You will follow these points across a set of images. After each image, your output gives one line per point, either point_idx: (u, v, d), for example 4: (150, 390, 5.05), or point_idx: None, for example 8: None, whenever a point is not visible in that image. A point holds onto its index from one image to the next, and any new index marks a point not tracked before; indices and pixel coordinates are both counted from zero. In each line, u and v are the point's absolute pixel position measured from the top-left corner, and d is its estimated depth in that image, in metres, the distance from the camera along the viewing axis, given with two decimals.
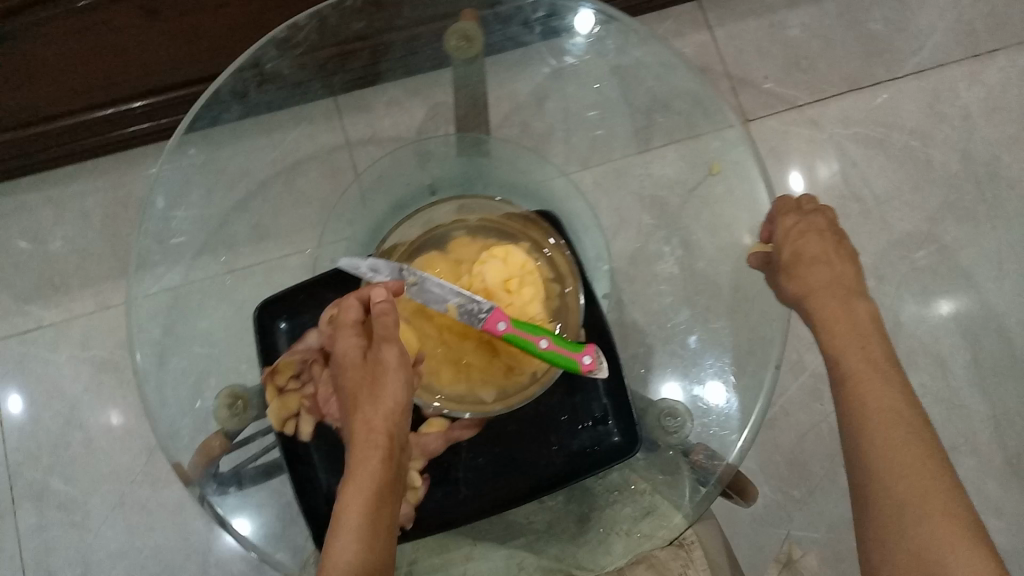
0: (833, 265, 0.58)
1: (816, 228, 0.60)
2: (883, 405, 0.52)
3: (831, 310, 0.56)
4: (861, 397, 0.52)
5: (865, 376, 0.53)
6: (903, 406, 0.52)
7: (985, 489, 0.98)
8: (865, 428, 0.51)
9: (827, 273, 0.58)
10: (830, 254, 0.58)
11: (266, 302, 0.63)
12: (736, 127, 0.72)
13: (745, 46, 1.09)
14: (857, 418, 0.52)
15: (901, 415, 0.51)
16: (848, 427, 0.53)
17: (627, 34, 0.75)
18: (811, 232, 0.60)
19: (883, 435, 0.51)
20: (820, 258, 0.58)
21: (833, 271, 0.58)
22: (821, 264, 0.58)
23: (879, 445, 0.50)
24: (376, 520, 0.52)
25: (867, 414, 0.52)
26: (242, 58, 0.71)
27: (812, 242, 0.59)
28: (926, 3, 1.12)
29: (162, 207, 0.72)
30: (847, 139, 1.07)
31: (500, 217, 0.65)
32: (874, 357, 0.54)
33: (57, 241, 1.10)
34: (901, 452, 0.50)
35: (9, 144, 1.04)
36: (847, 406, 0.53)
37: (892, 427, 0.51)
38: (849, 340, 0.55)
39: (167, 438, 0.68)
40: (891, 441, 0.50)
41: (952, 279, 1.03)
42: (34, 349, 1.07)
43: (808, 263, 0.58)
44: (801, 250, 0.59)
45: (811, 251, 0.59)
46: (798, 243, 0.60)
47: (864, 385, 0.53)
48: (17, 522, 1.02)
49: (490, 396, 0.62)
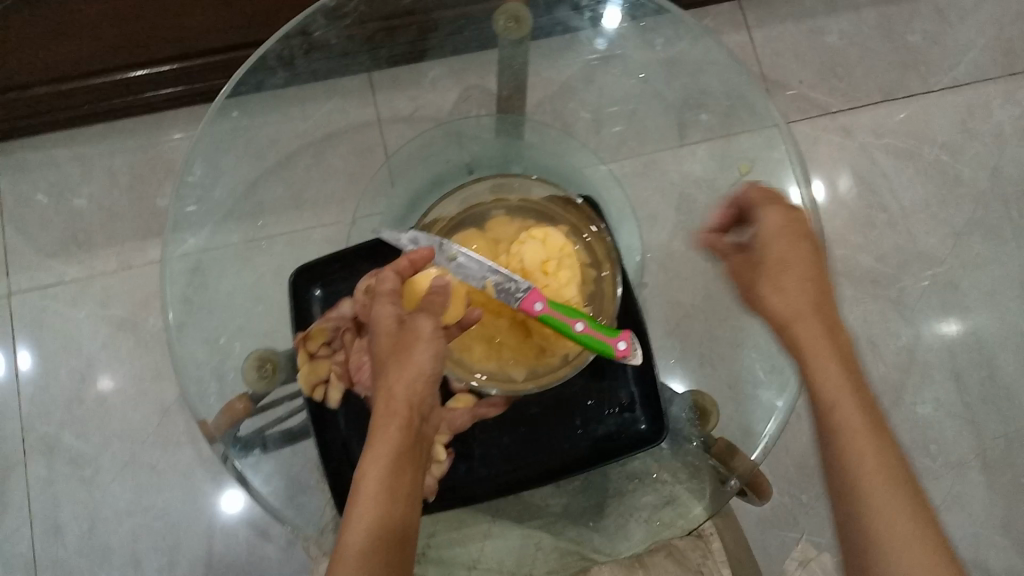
0: (814, 281, 0.55)
1: (798, 237, 0.56)
2: (865, 441, 0.49)
3: (812, 338, 0.52)
4: (845, 433, 0.50)
5: (853, 409, 0.50)
6: (883, 444, 0.49)
7: (993, 507, 0.98)
8: (848, 468, 0.49)
9: (808, 288, 0.54)
10: (810, 268, 0.55)
11: (303, 268, 0.64)
12: (779, 126, 0.73)
13: (781, 49, 1.09)
14: (843, 454, 0.49)
15: (882, 454, 0.49)
16: (833, 463, 0.50)
17: (677, 26, 0.75)
18: (793, 242, 0.56)
19: (869, 476, 0.48)
20: (802, 272, 0.55)
21: (815, 286, 0.54)
22: (803, 278, 0.54)
23: (862, 488, 0.48)
24: (396, 489, 0.51)
25: (853, 451, 0.49)
26: (290, 25, 0.72)
27: (796, 254, 0.55)
28: (966, 18, 1.12)
29: (202, 171, 0.73)
30: (878, 149, 1.08)
31: (541, 199, 0.65)
32: (859, 387, 0.51)
33: (83, 199, 1.10)
34: (886, 496, 0.48)
35: (41, 99, 1.04)
36: (832, 439, 0.50)
37: (877, 466, 0.48)
38: (835, 368, 0.52)
39: (194, 397, 0.69)
40: (878, 482, 0.48)
41: (974, 296, 1.04)
42: (55, 304, 1.08)
43: (789, 275, 0.55)
44: (783, 260, 0.55)
45: (794, 262, 0.55)
46: (778, 250, 0.56)
47: (848, 418, 0.50)
48: (26, 474, 1.03)
49: (521, 375, 0.62)
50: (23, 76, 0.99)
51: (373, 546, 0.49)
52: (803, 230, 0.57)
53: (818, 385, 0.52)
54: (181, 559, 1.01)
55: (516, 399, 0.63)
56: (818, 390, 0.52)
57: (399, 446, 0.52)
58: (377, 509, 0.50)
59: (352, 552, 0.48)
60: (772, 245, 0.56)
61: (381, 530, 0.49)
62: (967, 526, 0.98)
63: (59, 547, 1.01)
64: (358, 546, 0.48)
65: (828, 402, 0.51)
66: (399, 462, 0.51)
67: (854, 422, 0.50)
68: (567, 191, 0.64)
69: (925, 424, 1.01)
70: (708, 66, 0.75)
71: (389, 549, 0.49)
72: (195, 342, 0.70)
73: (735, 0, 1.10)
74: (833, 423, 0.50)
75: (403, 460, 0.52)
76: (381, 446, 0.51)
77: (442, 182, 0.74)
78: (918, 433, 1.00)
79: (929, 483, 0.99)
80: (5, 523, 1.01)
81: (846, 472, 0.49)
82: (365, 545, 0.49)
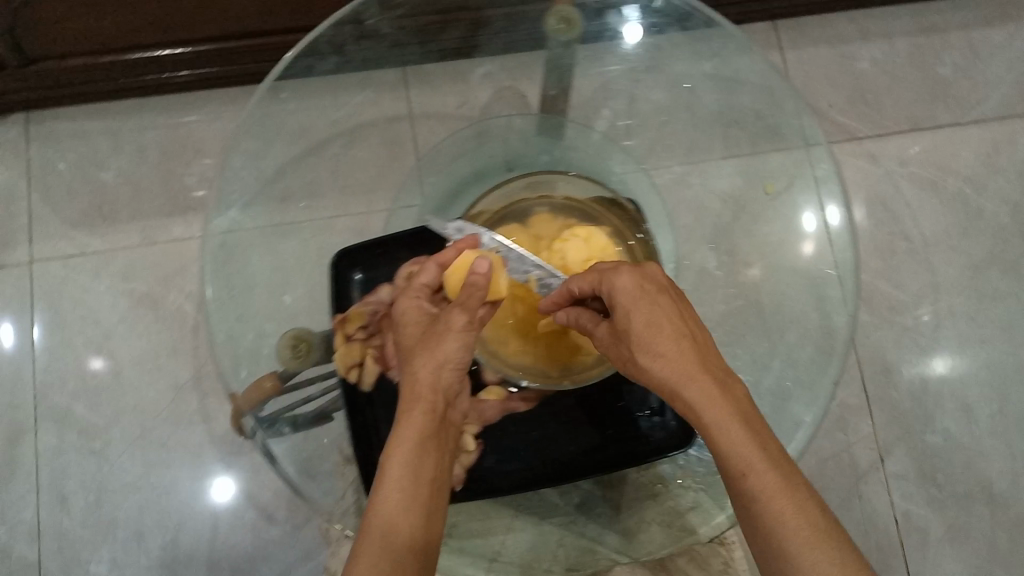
0: (688, 339, 0.53)
1: (662, 294, 0.55)
2: (763, 485, 0.48)
3: (700, 392, 0.51)
4: (766, 498, 0.48)
5: (763, 470, 0.48)
6: (778, 481, 0.48)
7: (997, 540, 1.02)
8: (754, 519, 0.48)
9: (684, 349, 0.53)
10: (674, 326, 0.54)
11: (346, 251, 0.64)
12: (824, 145, 0.74)
13: (814, 71, 1.12)
14: (767, 523, 0.48)
15: (782, 493, 0.48)
16: (761, 534, 0.48)
17: (727, 41, 0.76)
18: (660, 300, 0.55)
19: (796, 538, 0.47)
20: (675, 333, 0.53)
21: (688, 347, 0.53)
22: (678, 340, 0.53)
23: (793, 550, 0.47)
24: (421, 468, 0.52)
25: (777, 517, 0.47)
26: (344, 11, 0.74)
27: (667, 314, 0.54)
28: (997, 53, 1.15)
29: (250, 148, 0.75)
30: (904, 178, 1.10)
31: (586, 200, 0.66)
32: (761, 441, 0.50)
33: (110, 172, 1.11)
34: (820, 551, 0.46)
35: (77, 70, 1.04)
36: (753, 509, 0.48)
37: (785, 515, 0.47)
38: (739, 431, 0.49)
39: (226, 368, 0.70)
40: (805, 543, 0.47)
41: (988, 330, 1.07)
42: (75, 275, 1.08)
43: (667, 339, 0.53)
44: (658, 323, 0.54)
45: (667, 325, 0.54)
46: (644, 314, 0.54)
47: (754, 478, 0.48)
48: (37, 443, 1.03)
49: (554, 371, 0.65)
50: (62, 47, 1.00)
51: (397, 522, 0.50)
52: (659, 283, 0.56)
53: (727, 458, 0.49)
54: (185, 538, 1.01)
55: (547, 394, 0.65)
56: (726, 463, 0.50)
57: (424, 430, 0.54)
58: (402, 488, 0.51)
59: (377, 528, 0.50)
60: (636, 309, 0.54)
61: (407, 507, 0.51)
62: (969, 555, 1.01)
63: (63, 518, 1.01)
64: (385, 522, 0.50)
65: (738, 469, 0.49)
66: (423, 444, 0.53)
67: (768, 484, 0.48)
68: (613, 192, 0.65)
69: (933, 452, 1.04)
70: (760, 86, 0.76)
71: (414, 527, 0.50)
72: (232, 318, 0.71)
73: (772, 20, 1.13)
74: (749, 492, 0.48)
75: (427, 442, 0.54)
76: (406, 428, 0.54)
77: (485, 177, 0.76)
78: (925, 460, 1.04)
79: (934, 511, 1.02)
80: (11, 490, 1.01)
81: (775, 539, 0.47)
82: (391, 521, 0.50)
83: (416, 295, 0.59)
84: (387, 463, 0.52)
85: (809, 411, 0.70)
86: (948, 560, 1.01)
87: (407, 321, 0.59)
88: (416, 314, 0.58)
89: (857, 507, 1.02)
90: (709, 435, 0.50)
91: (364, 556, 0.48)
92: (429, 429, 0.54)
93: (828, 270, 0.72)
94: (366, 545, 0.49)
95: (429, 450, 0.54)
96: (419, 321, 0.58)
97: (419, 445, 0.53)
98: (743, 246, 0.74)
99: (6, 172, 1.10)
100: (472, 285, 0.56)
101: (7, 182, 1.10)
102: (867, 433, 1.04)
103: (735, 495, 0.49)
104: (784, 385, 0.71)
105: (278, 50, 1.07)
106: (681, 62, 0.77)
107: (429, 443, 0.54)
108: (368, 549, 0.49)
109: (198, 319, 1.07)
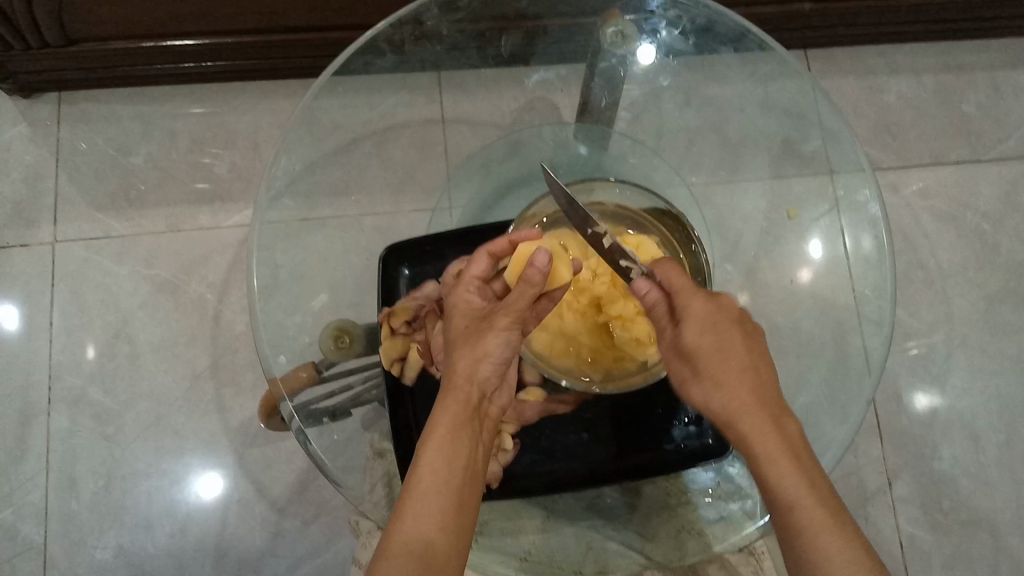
0: (752, 368, 0.54)
1: (731, 318, 0.55)
2: (823, 521, 0.49)
3: (759, 427, 0.51)
4: (811, 533, 0.49)
5: (814, 505, 0.49)
6: (840, 514, 0.49)
7: (1000, 570, 1.03)
8: (814, 553, 0.48)
9: (748, 377, 0.53)
10: (739, 357, 0.54)
11: (396, 247, 0.67)
12: (867, 171, 0.75)
13: (842, 100, 1.19)
14: (813, 559, 0.48)
15: (841, 523, 0.49)
16: (806, 569, 0.48)
17: (783, 67, 0.77)
18: (728, 325, 0.55)
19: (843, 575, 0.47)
20: (741, 361, 0.54)
21: (752, 375, 0.53)
22: (743, 367, 0.53)
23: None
24: (455, 456, 0.52)
25: (820, 554, 0.48)
26: (405, 11, 0.76)
27: (734, 339, 0.54)
28: (1019, 96, 1.21)
29: (298, 137, 0.76)
30: (923, 210, 1.16)
31: (636, 207, 0.66)
32: (812, 478, 0.50)
33: (140, 157, 1.12)
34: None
35: (118, 53, 1.05)
36: (800, 543, 0.49)
37: (842, 546, 0.48)
38: (793, 466, 0.50)
39: (266, 353, 0.70)
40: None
41: (1000, 363, 1.10)
42: (98, 257, 1.08)
43: (732, 367, 0.53)
44: (724, 345, 0.54)
45: (733, 352, 0.54)
46: (710, 341, 0.54)
47: (810, 511, 0.49)
48: (49, 423, 1.02)
49: (596, 376, 0.62)
50: (105, 30, 1.01)
51: (430, 506, 0.50)
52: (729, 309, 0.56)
53: (779, 490, 0.50)
54: (193, 528, 1.01)
55: (585, 399, 0.65)
56: (778, 495, 0.50)
57: (460, 418, 0.54)
58: (435, 473, 0.51)
59: (411, 512, 0.50)
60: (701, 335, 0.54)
61: (439, 493, 0.51)
62: None
63: (71, 501, 1.00)
64: (418, 505, 0.50)
65: (787, 502, 0.50)
66: (458, 432, 0.53)
67: (816, 520, 0.49)
68: (666, 202, 0.65)
69: (940, 480, 1.06)
70: (791, 110, 0.78)
71: (447, 513, 0.50)
72: (273, 306, 0.71)
73: (803, 49, 1.20)
74: (798, 526, 0.49)
75: (462, 431, 0.54)
76: (443, 416, 0.54)
77: (528, 181, 0.80)
78: (933, 489, 1.05)
79: (940, 539, 1.04)
80: (21, 471, 1.00)
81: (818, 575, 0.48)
82: (424, 505, 0.50)
83: (465, 284, 0.59)
84: (423, 449, 0.52)
85: (842, 430, 0.70)
86: None
87: (454, 311, 0.58)
88: (464, 304, 0.58)
89: (863, 529, 1.03)
90: (765, 467, 0.51)
91: (398, 538, 0.49)
92: (465, 419, 0.54)
93: (860, 292, 0.73)
94: (399, 527, 0.49)
95: (465, 439, 0.54)
96: (465, 312, 0.58)
97: (453, 433, 0.53)
98: (766, 275, 0.75)
99: (36, 151, 1.11)
100: (527, 279, 0.55)
101: (36, 161, 1.10)
102: (875, 458, 1.06)
103: (784, 527, 0.50)
104: (818, 403, 0.71)
105: (318, 47, 1.09)
106: (733, 82, 0.79)
107: (464, 432, 0.54)
108: (402, 532, 0.49)
109: (219, 309, 1.08)
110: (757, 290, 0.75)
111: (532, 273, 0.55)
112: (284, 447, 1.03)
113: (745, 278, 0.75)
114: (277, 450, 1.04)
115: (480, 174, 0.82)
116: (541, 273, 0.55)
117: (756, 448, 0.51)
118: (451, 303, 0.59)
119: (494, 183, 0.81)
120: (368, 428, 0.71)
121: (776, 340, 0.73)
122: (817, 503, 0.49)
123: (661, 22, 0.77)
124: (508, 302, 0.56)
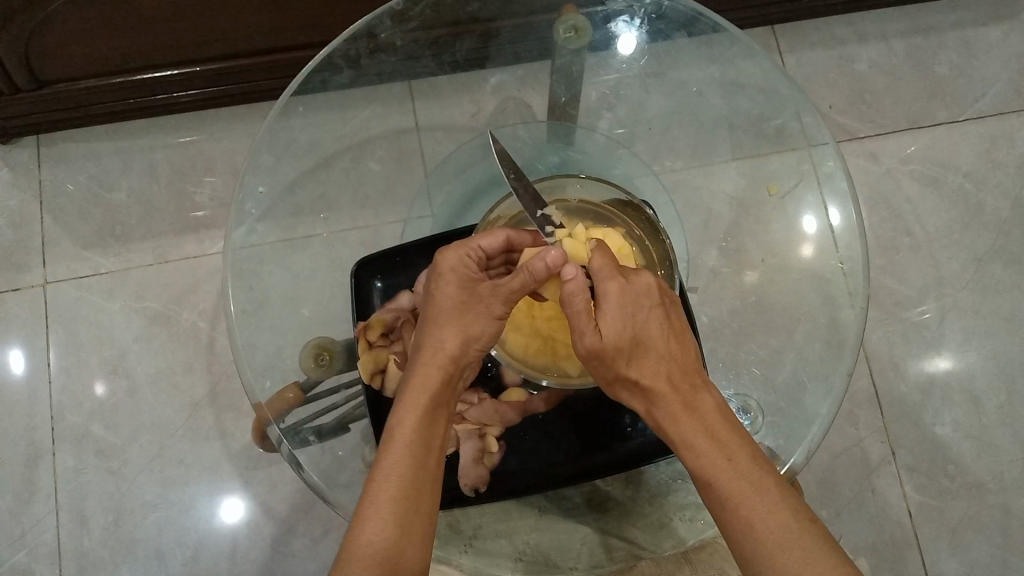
0: (667, 351, 0.55)
1: (649, 303, 0.55)
2: (740, 493, 0.51)
3: (672, 410, 0.54)
4: (731, 501, 0.51)
5: (730, 479, 0.51)
6: (765, 476, 0.52)
7: (1011, 530, 1.03)
8: (734, 522, 0.51)
9: (664, 363, 0.55)
10: (657, 341, 0.55)
11: (367, 260, 0.68)
12: (832, 144, 0.74)
13: (812, 73, 1.19)
14: (734, 531, 0.51)
15: (762, 484, 0.51)
16: (733, 536, 0.51)
17: (737, 47, 0.77)
18: (648, 309, 0.55)
19: (765, 545, 0.49)
20: (655, 349, 0.55)
21: (669, 359, 0.55)
22: (659, 355, 0.55)
23: (766, 554, 0.49)
24: (429, 435, 0.54)
25: (743, 524, 0.50)
26: (357, 26, 0.76)
27: (653, 323, 0.55)
28: (991, 52, 1.20)
29: (267, 161, 0.76)
30: (905, 175, 1.15)
31: (601, 201, 0.66)
32: (731, 452, 0.52)
33: (122, 192, 1.13)
34: (794, 554, 0.49)
35: (87, 91, 1.06)
36: (723, 514, 0.51)
37: (763, 514, 0.50)
38: (706, 444, 0.52)
39: (249, 378, 0.70)
40: (777, 545, 0.49)
41: (994, 320, 1.10)
42: (89, 295, 1.09)
43: (648, 355, 0.55)
44: (641, 334, 0.54)
45: (645, 340, 0.55)
46: (626, 328, 0.54)
47: (728, 488, 0.51)
48: (55, 462, 1.03)
49: (574, 371, 0.63)
50: (73, 69, 1.02)
51: (407, 488, 0.51)
52: (648, 290, 0.56)
53: (700, 471, 0.52)
54: (204, 554, 1.01)
55: (565, 395, 0.65)
56: (701, 476, 0.52)
57: (438, 398, 0.55)
58: (412, 453, 0.52)
59: (387, 494, 0.50)
60: (614, 321, 0.54)
61: (413, 478, 0.51)
62: (985, 546, 1.02)
63: (83, 538, 1.01)
64: (393, 486, 0.51)
65: (708, 479, 0.52)
66: (434, 413, 0.54)
67: (736, 492, 0.51)
68: (627, 193, 0.66)
69: (942, 444, 1.05)
70: (765, 88, 0.77)
71: (421, 494, 0.51)
72: (255, 332, 0.72)
73: (770, 26, 1.20)
74: (722, 500, 0.51)
75: (437, 409, 0.55)
76: (419, 396, 0.54)
77: (499, 184, 0.80)
78: (937, 454, 1.05)
79: (948, 503, 1.03)
80: (31, 512, 1.02)
81: (738, 546, 0.50)
82: (400, 489, 0.51)
83: (466, 250, 0.57)
84: (399, 428, 0.53)
85: (825, 402, 0.69)
86: (966, 553, 1.02)
87: (446, 277, 0.57)
88: (459, 270, 0.57)
89: (870, 501, 1.03)
90: (681, 443, 0.53)
91: (371, 522, 0.50)
92: (441, 399, 0.55)
93: (844, 263, 0.72)
94: (375, 509, 0.50)
95: (438, 421, 0.55)
96: (458, 280, 0.57)
97: (423, 411, 0.54)
98: (751, 248, 0.75)
99: (20, 196, 1.12)
100: (531, 270, 0.55)
101: (22, 205, 1.12)
102: (877, 428, 1.06)
103: (708, 503, 0.52)
104: (800, 377, 0.71)
105: (286, 68, 1.10)
106: (690, 68, 0.79)
107: (438, 412, 0.55)
108: (380, 512, 0.50)
109: (212, 335, 1.09)
110: (748, 263, 0.75)
111: (538, 264, 0.54)
112: (287, 467, 1.04)
113: (731, 260, 0.76)
114: (280, 470, 1.04)
115: (454, 181, 0.81)
116: (548, 268, 0.54)
117: (673, 432, 0.54)
118: (445, 266, 0.57)
119: (464, 190, 0.81)
120: (364, 442, 0.70)
121: (763, 316, 0.73)
122: (730, 478, 0.51)
123: (615, 12, 0.77)
124: (508, 288, 0.56)
